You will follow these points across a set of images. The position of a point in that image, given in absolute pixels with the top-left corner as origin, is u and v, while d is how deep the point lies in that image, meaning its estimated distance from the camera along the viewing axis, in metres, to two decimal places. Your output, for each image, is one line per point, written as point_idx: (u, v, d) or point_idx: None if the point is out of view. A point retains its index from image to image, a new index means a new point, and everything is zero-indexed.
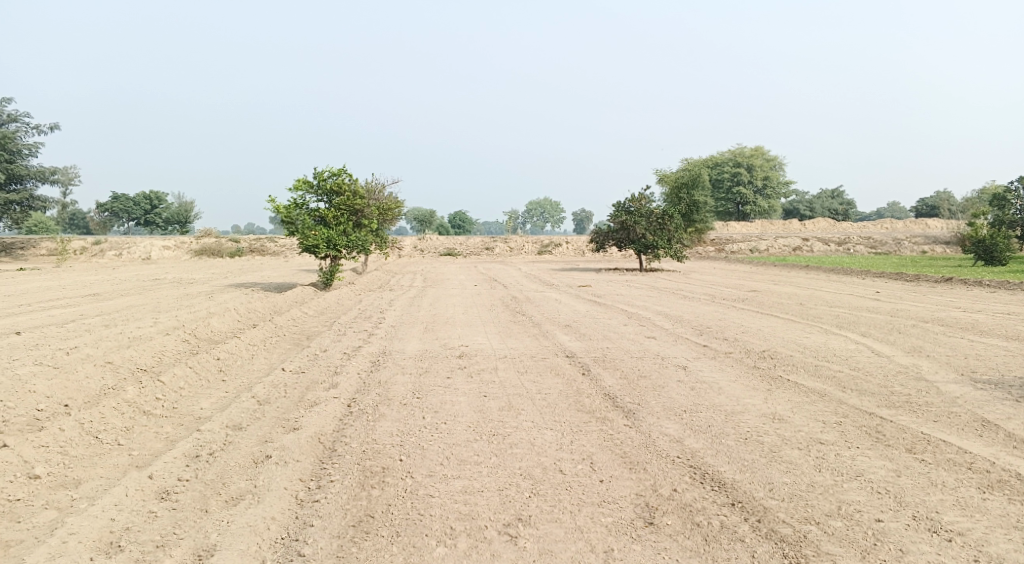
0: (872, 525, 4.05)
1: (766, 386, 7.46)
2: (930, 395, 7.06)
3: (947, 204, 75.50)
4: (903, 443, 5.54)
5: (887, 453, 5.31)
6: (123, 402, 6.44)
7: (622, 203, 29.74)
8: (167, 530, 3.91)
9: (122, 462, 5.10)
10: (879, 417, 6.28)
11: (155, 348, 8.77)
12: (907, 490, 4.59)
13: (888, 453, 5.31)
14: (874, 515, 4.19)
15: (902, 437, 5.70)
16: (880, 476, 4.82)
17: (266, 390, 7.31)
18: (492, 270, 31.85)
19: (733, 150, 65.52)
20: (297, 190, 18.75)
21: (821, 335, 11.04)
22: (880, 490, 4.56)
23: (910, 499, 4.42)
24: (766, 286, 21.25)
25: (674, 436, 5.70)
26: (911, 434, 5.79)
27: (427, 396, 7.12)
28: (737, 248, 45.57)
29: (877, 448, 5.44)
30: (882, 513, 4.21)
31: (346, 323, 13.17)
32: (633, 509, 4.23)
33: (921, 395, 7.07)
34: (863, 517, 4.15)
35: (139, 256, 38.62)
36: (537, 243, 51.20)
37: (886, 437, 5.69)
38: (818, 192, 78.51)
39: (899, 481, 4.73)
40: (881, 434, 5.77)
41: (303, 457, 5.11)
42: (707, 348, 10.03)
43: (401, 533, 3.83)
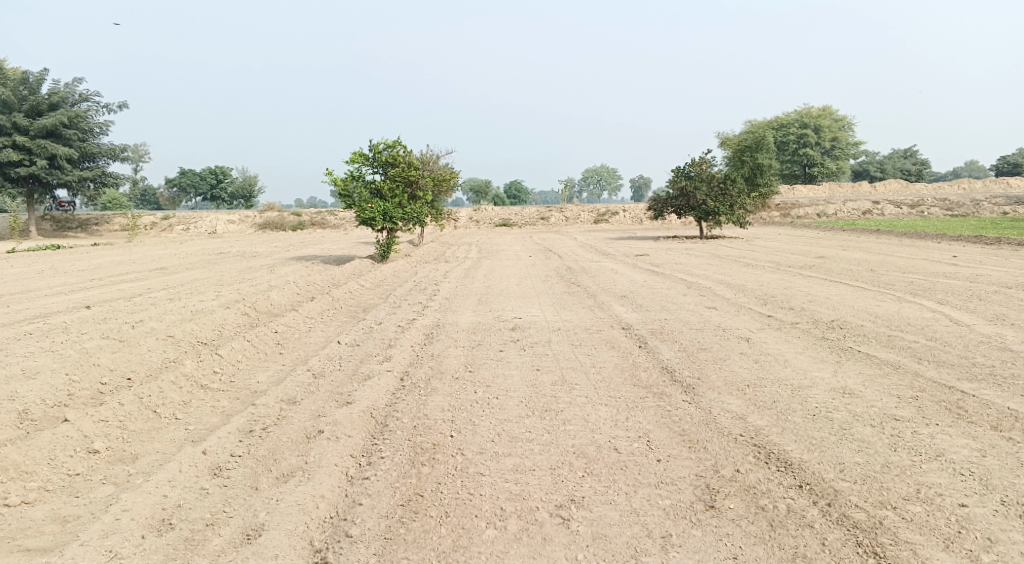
0: (955, 510, 3.69)
1: (835, 358, 7.01)
2: (1017, 366, 6.44)
3: None
4: (989, 420, 5.05)
5: (969, 431, 4.86)
6: (182, 375, 6.65)
7: (681, 167, 28.67)
8: (218, 509, 3.99)
9: (178, 436, 5.28)
10: (960, 391, 5.77)
11: (216, 321, 9.06)
12: (995, 471, 4.17)
13: (971, 431, 4.86)
14: (958, 499, 3.82)
15: (987, 413, 5.21)
16: (963, 457, 4.41)
17: (322, 363, 7.42)
18: (549, 240, 31.58)
19: (799, 110, 62.14)
20: (353, 162, 18.93)
21: (893, 302, 10.33)
22: (964, 472, 4.16)
23: (998, 483, 4.01)
24: (835, 252, 20.07)
25: (736, 412, 5.40)
26: (997, 409, 5.28)
27: (479, 370, 7.05)
28: (803, 214, 43.53)
29: (958, 425, 4.99)
30: (967, 497, 3.83)
31: (402, 296, 13.28)
32: (692, 491, 4.00)
33: (1007, 366, 6.48)
34: (945, 502, 3.79)
35: (205, 230, 40.25)
36: (594, 211, 50.34)
37: (968, 414, 5.21)
38: (890, 151, 73.79)
39: (985, 462, 4.31)
40: (962, 410, 5.29)
41: (354, 432, 5.12)
42: (772, 318, 9.54)
43: (450, 513, 3.75)
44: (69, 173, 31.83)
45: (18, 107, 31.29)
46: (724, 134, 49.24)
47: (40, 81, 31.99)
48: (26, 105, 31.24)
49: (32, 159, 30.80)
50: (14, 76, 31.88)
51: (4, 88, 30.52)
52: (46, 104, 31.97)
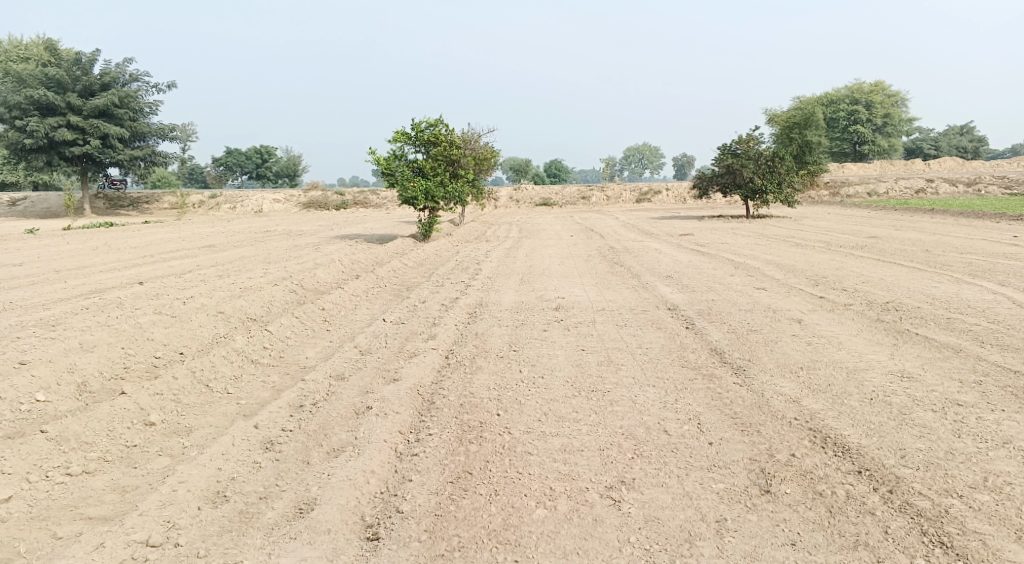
0: None
1: (892, 340, 6.72)
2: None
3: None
4: None
5: None
6: (233, 350, 6.83)
7: (727, 145, 27.82)
8: (271, 482, 4.08)
9: (230, 410, 5.42)
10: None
11: (264, 297, 9.26)
12: None
13: None
14: None
15: None
16: None
17: (367, 340, 7.51)
18: (590, 220, 31.23)
19: (850, 84, 59.55)
20: (395, 141, 19.00)
21: (952, 284, 9.85)
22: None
23: None
24: (888, 232, 19.25)
25: (789, 395, 5.23)
26: None
27: (524, 349, 7.01)
28: (853, 192, 41.93)
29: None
30: None
31: (444, 274, 13.34)
32: (746, 475, 3.89)
33: None
34: (1018, 491, 3.58)
35: (251, 209, 41.22)
36: (635, 190, 49.51)
37: None
38: (948, 126, 70.23)
39: None
40: None
41: (401, 408, 5.15)
42: (824, 299, 9.21)
43: (499, 492, 3.74)
44: (121, 152, 32.86)
45: (72, 89, 32.37)
46: (772, 110, 47.60)
47: (92, 62, 33.01)
48: (80, 86, 32.30)
49: (86, 139, 31.90)
50: (68, 58, 32.92)
51: (59, 70, 31.58)
52: (99, 85, 32.98)
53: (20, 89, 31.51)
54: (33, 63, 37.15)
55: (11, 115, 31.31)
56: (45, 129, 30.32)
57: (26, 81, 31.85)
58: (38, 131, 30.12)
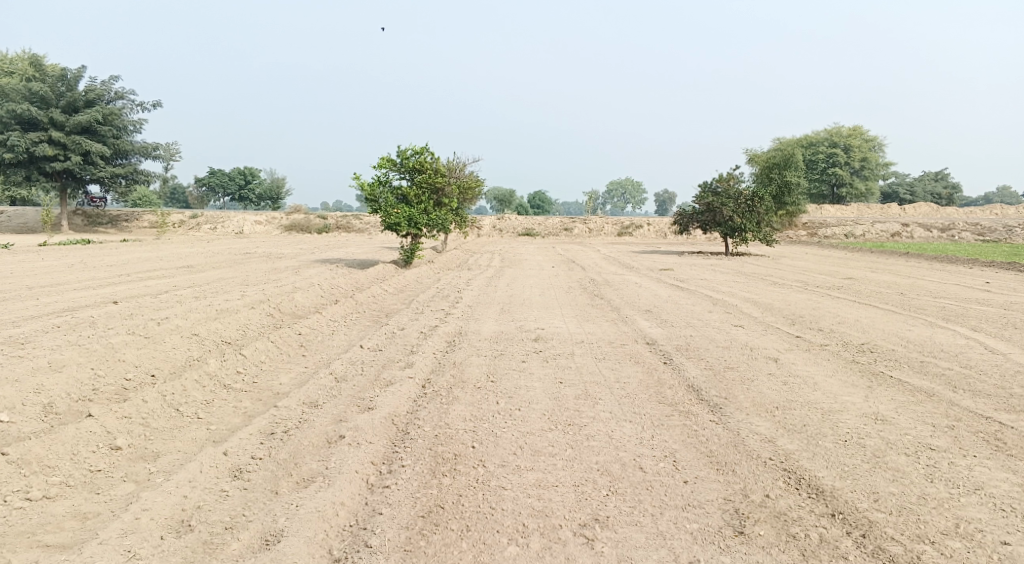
0: (997, 548, 3.52)
1: (866, 383, 6.80)
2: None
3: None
4: None
5: (1009, 464, 4.65)
6: (206, 374, 6.69)
7: (708, 183, 28.35)
8: (237, 511, 3.97)
9: (199, 436, 5.29)
10: (998, 423, 5.54)
11: (240, 321, 9.13)
12: None
13: (1011, 465, 4.65)
14: (1000, 536, 3.64)
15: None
16: (1004, 491, 4.20)
17: (344, 367, 7.41)
18: (572, 251, 31.44)
19: (829, 129, 61.31)
20: (380, 167, 19.09)
21: (925, 328, 10.03)
22: (1006, 508, 3.96)
23: None
24: (863, 273, 19.65)
25: (764, 435, 5.25)
26: None
27: (502, 380, 6.96)
28: (830, 233, 42.86)
29: (997, 458, 4.78)
30: (1009, 535, 3.65)
31: (424, 301, 13.30)
32: (721, 515, 3.88)
33: None
34: (987, 538, 3.61)
35: (232, 230, 40.91)
36: (618, 223, 50.09)
37: (1007, 446, 5.00)
38: (920, 174, 72.42)
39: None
40: (1001, 442, 5.08)
41: (375, 439, 5.07)
42: (800, 339, 9.31)
43: (472, 527, 3.68)
44: (102, 169, 32.55)
45: (56, 104, 32.17)
46: (752, 151, 48.70)
47: (77, 78, 32.88)
48: (64, 101, 32.10)
49: (67, 155, 31.60)
50: (53, 73, 32.76)
51: (43, 85, 31.40)
52: (83, 101, 32.80)
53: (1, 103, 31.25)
54: (17, 76, 36.91)
55: None
56: (25, 143, 30.04)
57: (8, 94, 31.59)
58: (18, 144, 29.80)
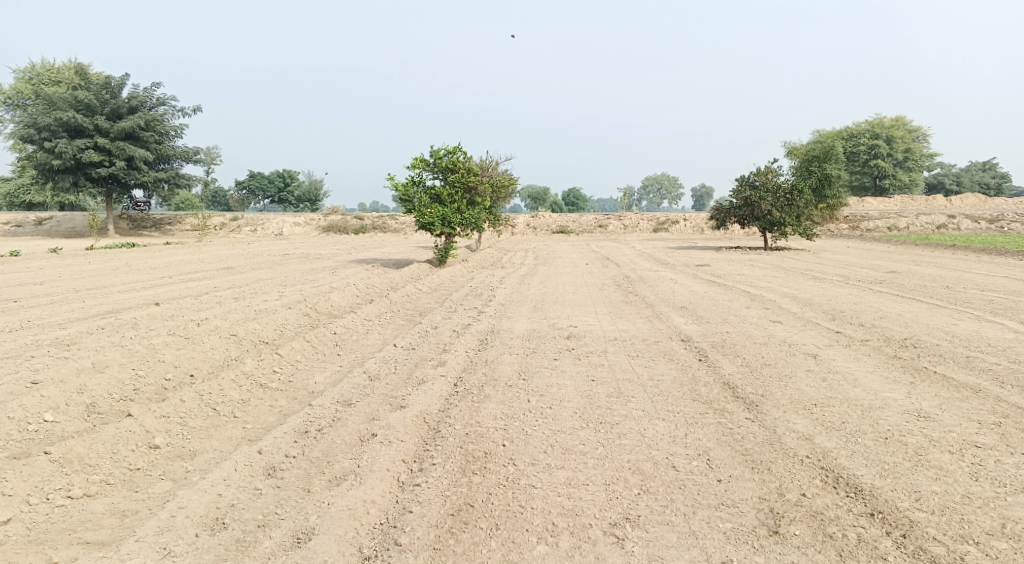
0: None
1: (909, 378, 6.56)
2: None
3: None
4: None
5: None
6: (241, 374, 6.86)
7: (745, 177, 27.79)
8: (270, 509, 4.05)
9: (235, 435, 5.42)
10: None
11: (277, 321, 9.32)
12: None
13: None
14: None
15: None
16: None
17: (377, 366, 7.50)
18: (606, 248, 31.18)
19: (870, 120, 59.28)
20: (414, 168, 19.28)
21: (974, 322, 9.63)
22: None
23: None
24: (907, 267, 18.95)
25: (801, 433, 5.10)
26: None
27: (533, 378, 6.94)
28: (873, 226, 41.49)
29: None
30: None
31: (457, 300, 13.37)
32: (755, 515, 3.78)
33: None
34: None
35: (271, 232, 41.87)
36: (653, 220, 49.44)
37: None
38: (970, 164, 69.69)
39: None
40: None
41: (406, 437, 5.12)
42: (841, 334, 9.04)
43: (500, 525, 3.67)
44: (145, 174, 33.64)
45: (101, 112, 33.41)
46: (791, 143, 47.49)
47: (121, 86, 34.06)
48: (108, 108, 33.30)
49: (112, 161, 32.77)
50: (98, 82, 34.01)
51: (89, 94, 32.63)
52: (127, 108, 33.95)
53: (51, 112, 32.60)
54: (66, 86, 38.43)
55: (41, 137, 32.36)
56: (73, 150, 31.29)
57: (57, 103, 32.93)
58: (66, 152, 31.05)
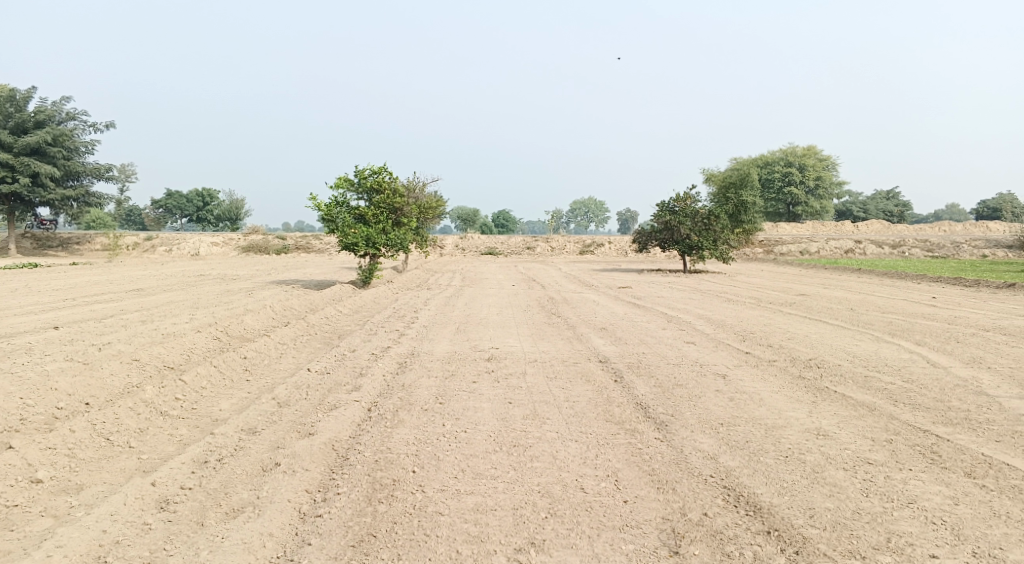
0: (926, 563, 3.41)
1: (810, 398, 6.90)
2: (993, 411, 6.16)
3: (1015, 206, 71.31)
4: (964, 466, 4.74)
5: (943, 477, 4.55)
6: (141, 402, 6.42)
7: (665, 202, 28.95)
8: (158, 545, 3.77)
9: (129, 466, 5.05)
10: (934, 436, 5.48)
11: (185, 345, 8.82)
12: (968, 521, 3.86)
13: (945, 477, 4.55)
14: (929, 550, 3.54)
15: (962, 458, 4.91)
16: (936, 504, 4.10)
17: (288, 391, 7.20)
18: (534, 270, 31.55)
19: (784, 149, 63.55)
20: (337, 188, 18.91)
21: (872, 343, 10.25)
22: (938, 521, 3.86)
23: (971, 533, 3.71)
24: (815, 290, 20.12)
25: (707, 452, 5.27)
26: (972, 455, 4.98)
27: (450, 402, 6.86)
28: (786, 250, 44.05)
29: (931, 470, 4.69)
30: (938, 549, 3.55)
31: (378, 322, 13.10)
32: (657, 535, 3.85)
33: (983, 411, 6.18)
34: (916, 553, 3.51)
35: (189, 252, 39.87)
36: (580, 243, 50.57)
37: (942, 458, 4.91)
38: (874, 193, 75.24)
39: (958, 510, 4.00)
40: (937, 455, 5.00)
41: (312, 465, 4.92)
42: (749, 355, 9.46)
43: (402, 555, 3.57)
44: (52, 192, 31.46)
45: (4, 125, 31.11)
46: (710, 171, 49.84)
47: (27, 98, 31.83)
48: (12, 121, 31.03)
49: (14, 177, 30.48)
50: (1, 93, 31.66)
51: None
52: (32, 121, 31.74)
53: None
54: None
55: None
56: None
57: None
58: None
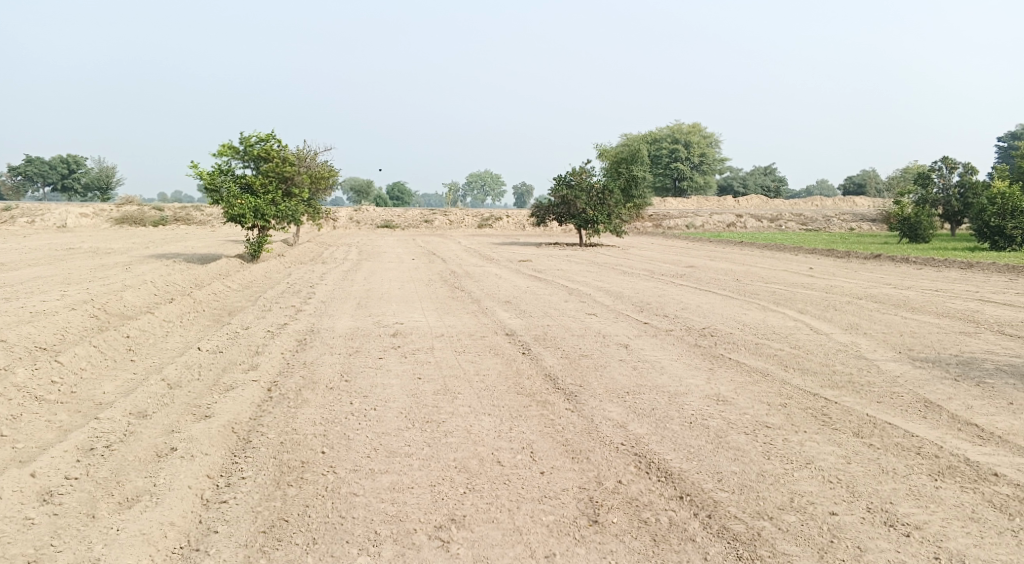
0: (826, 518, 3.67)
1: (708, 366, 7.29)
2: (872, 374, 6.81)
3: (873, 183, 79.21)
4: (851, 427, 5.20)
5: (834, 437, 4.96)
6: (10, 386, 5.68)
7: (562, 176, 29.48)
8: (43, 541, 3.33)
9: (0, 456, 4.44)
10: (824, 399, 5.97)
11: (56, 323, 7.89)
12: (858, 478, 4.21)
13: (835, 438, 4.96)
14: (828, 507, 3.82)
15: (849, 420, 5.37)
16: (830, 464, 4.46)
17: (178, 372, 6.62)
18: (433, 243, 31.19)
19: (671, 126, 66.74)
20: (220, 154, 17.55)
21: (760, 312, 11.03)
22: (832, 479, 4.19)
23: (863, 489, 4.04)
24: (703, 262, 21.36)
25: (618, 421, 5.43)
26: (858, 416, 5.46)
27: (356, 379, 6.60)
28: (674, 224, 46.45)
29: (825, 432, 5.10)
30: (836, 505, 3.83)
31: (274, 298, 12.41)
32: (576, 505, 3.90)
33: (864, 374, 6.81)
34: (817, 510, 3.77)
35: (51, 223, 35.90)
36: (479, 216, 50.63)
37: (832, 421, 5.36)
38: (752, 170, 80.91)
39: (850, 469, 4.36)
40: (827, 417, 5.45)
41: (213, 449, 4.55)
42: (649, 325, 9.88)
43: (319, 540, 3.38)
44: None
45: None
46: (605, 147, 51.34)
47: None
48: None
49: None
50: None
51: None
52: None
53: None
54: None
55: None
56: None
57: None
58: None
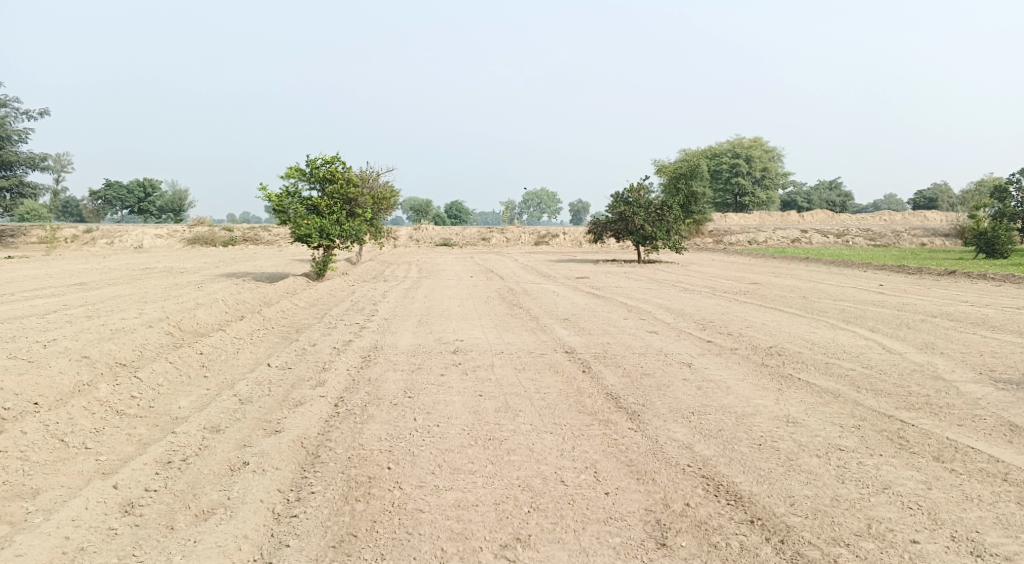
0: (908, 547, 3.47)
1: (776, 386, 7.03)
2: (952, 396, 6.41)
3: (948, 195, 75.08)
4: (931, 450, 4.91)
5: (914, 461, 4.70)
6: (96, 401, 6.07)
7: (619, 193, 29.24)
8: (127, 551, 3.53)
9: (88, 468, 4.74)
10: (901, 421, 5.66)
11: (136, 340, 8.38)
12: (942, 505, 3.97)
13: (915, 462, 4.69)
14: (910, 535, 3.61)
15: (930, 443, 5.07)
16: (910, 489, 4.22)
17: (249, 388, 6.90)
18: (490, 261, 31.47)
19: (731, 140, 65.32)
20: (288, 177, 18.32)
21: (828, 330, 10.58)
22: (913, 506, 3.96)
23: (947, 517, 3.80)
24: (766, 279, 20.70)
25: (682, 441, 5.30)
26: (938, 439, 5.15)
27: (419, 395, 6.71)
28: (735, 240, 45.25)
29: (903, 456, 4.83)
30: (918, 533, 3.62)
31: (337, 315, 12.79)
32: (642, 527, 3.83)
33: (943, 396, 6.43)
34: (898, 538, 3.57)
35: (131, 245, 38.20)
36: (535, 233, 50.79)
37: (910, 444, 5.07)
38: (817, 183, 78.13)
39: (932, 495, 4.11)
40: (904, 440, 5.16)
41: (283, 464, 4.72)
42: (711, 344, 9.63)
43: (386, 555, 3.44)
44: None
45: None
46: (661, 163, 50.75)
47: None
48: None
49: None
50: None
51: None
52: None
53: None
54: None
55: None
56: None
57: None
58: None
